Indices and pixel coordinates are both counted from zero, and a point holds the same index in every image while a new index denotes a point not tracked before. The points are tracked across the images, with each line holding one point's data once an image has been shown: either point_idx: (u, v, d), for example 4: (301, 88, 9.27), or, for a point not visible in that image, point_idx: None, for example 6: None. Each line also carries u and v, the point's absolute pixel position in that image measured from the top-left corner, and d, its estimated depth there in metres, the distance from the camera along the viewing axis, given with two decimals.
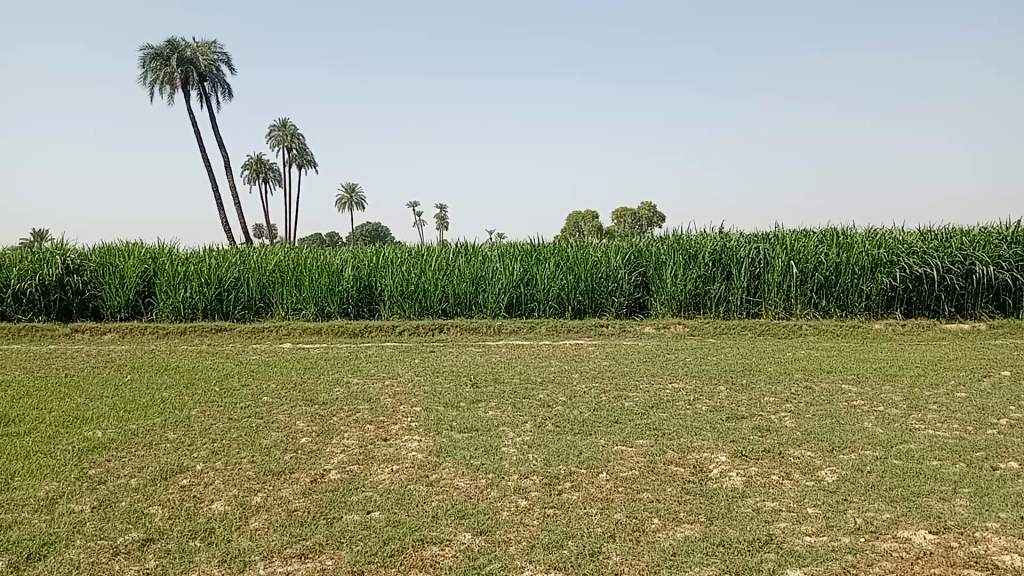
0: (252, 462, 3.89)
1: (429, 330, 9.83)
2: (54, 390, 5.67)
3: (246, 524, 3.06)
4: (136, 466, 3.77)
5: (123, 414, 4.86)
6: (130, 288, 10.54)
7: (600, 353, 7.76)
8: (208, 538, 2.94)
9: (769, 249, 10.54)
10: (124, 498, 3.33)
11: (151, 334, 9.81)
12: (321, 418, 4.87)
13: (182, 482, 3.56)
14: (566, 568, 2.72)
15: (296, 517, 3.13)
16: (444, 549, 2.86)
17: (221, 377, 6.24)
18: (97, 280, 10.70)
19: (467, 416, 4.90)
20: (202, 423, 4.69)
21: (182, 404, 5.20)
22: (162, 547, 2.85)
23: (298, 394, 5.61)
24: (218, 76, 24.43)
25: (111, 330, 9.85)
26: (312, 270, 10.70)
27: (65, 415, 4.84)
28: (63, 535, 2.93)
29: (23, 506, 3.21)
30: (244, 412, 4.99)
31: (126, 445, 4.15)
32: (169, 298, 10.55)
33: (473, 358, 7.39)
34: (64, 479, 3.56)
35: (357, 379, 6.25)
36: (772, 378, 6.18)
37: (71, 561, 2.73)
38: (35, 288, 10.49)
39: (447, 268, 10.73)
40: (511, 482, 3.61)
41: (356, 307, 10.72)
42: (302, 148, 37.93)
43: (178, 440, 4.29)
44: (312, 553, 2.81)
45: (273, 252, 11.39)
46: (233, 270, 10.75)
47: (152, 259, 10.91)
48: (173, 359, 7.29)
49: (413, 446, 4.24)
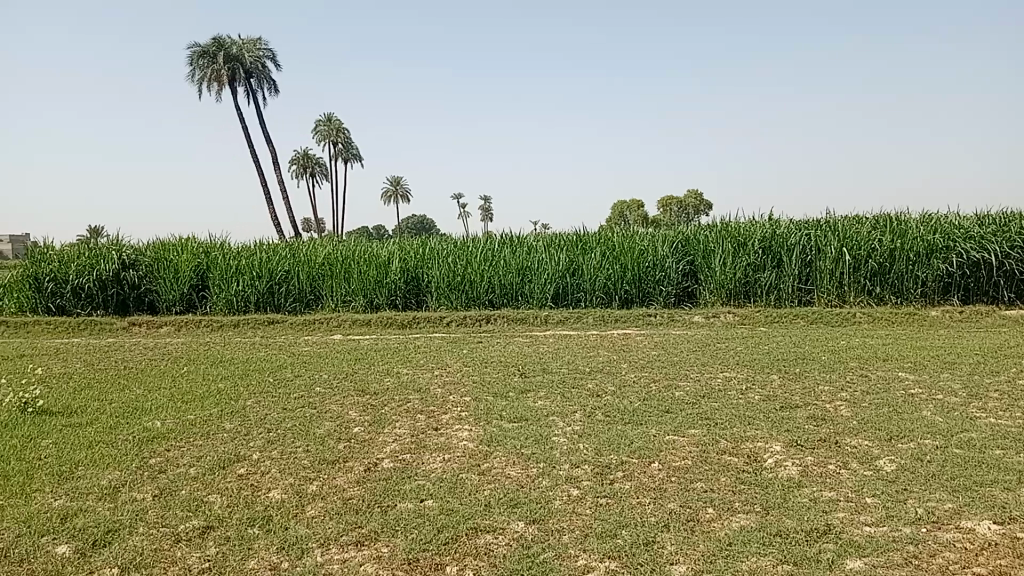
0: (307, 451, 3.95)
1: (476, 321, 9.86)
2: (115, 382, 5.81)
3: (303, 511, 3.11)
4: (195, 456, 3.86)
5: (182, 405, 4.97)
6: (185, 282, 10.78)
7: (650, 342, 7.70)
8: (266, 525, 2.98)
9: (819, 235, 10.35)
10: (184, 487, 3.41)
11: (206, 326, 10.00)
12: (373, 408, 4.92)
13: (240, 470, 3.63)
14: (621, 557, 2.70)
15: (351, 505, 3.17)
16: (497, 538, 2.86)
17: (275, 368, 6.34)
18: (152, 274, 10.95)
19: (517, 406, 4.90)
20: (257, 413, 4.77)
21: (238, 394, 5.30)
22: (222, 535, 2.89)
23: (350, 384, 5.67)
24: (264, 72, 24.69)
25: (167, 323, 10.07)
26: (360, 263, 10.81)
27: (126, 406, 4.97)
28: (127, 522, 2.99)
29: (88, 494, 3.30)
30: (298, 402, 5.07)
31: (185, 435, 4.24)
32: (222, 291, 10.76)
33: (521, 349, 7.40)
34: (127, 468, 3.65)
35: (406, 369, 6.30)
36: (825, 366, 6.07)
37: (133, 549, 2.77)
38: (93, 283, 10.75)
39: (492, 259, 10.76)
40: (562, 472, 3.60)
41: (404, 299, 10.81)
42: (348, 141, 38.29)
43: (235, 429, 4.37)
44: (368, 540, 2.84)
45: (322, 245, 11.53)
46: (283, 263, 10.92)
47: (206, 252, 11.11)
48: (228, 351, 7.43)
49: (463, 435, 4.26)
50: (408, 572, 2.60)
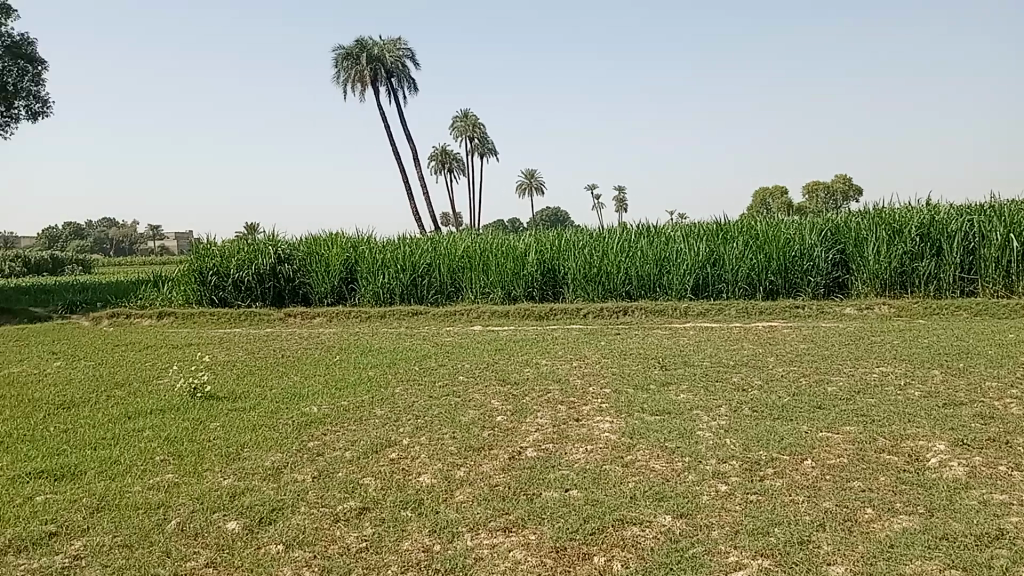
0: (453, 438, 4.05)
1: (615, 313, 9.81)
2: (274, 370, 6.16)
3: (452, 497, 3.20)
4: (349, 440, 4.04)
5: (335, 391, 5.22)
6: (335, 275, 11.29)
7: (797, 335, 7.42)
8: (418, 508, 3.08)
9: (984, 221, 9.65)
10: (340, 469, 3.57)
11: (354, 317, 10.42)
12: (515, 397, 4.99)
13: (391, 455, 3.77)
14: (775, 555, 2.63)
15: (498, 492, 3.23)
16: (644, 530, 2.85)
17: (420, 357, 6.54)
18: (305, 268, 11.52)
19: (659, 399, 4.85)
20: (405, 400, 4.94)
21: (386, 382, 5.51)
22: (377, 517, 2.99)
23: (492, 374, 5.78)
24: (404, 71, 25.40)
25: (319, 314, 10.56)
26: (499, 255, 10.98)
27: (285, 391, 5.26)
28: (290, 502, 3.14)
29: (254, 474, 3.49)
30: (443, 391, 5.22)
31: (339, 420, 4.45)
32: (369, 284, 11.20)
33: (662, 341, 7.31)
34: (287, 450, 3.86)
35: (546, 361, 6.35)
36: (993, 361, 5.67)
37: (296, 527, 2.88)
38: (252, 276, 11.40)
39: (631, 249, 10.67)
40: (709, 466, 3.53)
41: (542, 291, 10.90)
42: (484, 136, 38.90)
43: (385, 415, 4.54)
44: (516, 527, 2.88)
45: (462, 238, 11.78)
46: (425, 256, 11.24)
47: (353, 247, 11.58)
48: (376, 340, 7.73)
49: (606, 427, 4.25)
50: (556, 561, 2.61)
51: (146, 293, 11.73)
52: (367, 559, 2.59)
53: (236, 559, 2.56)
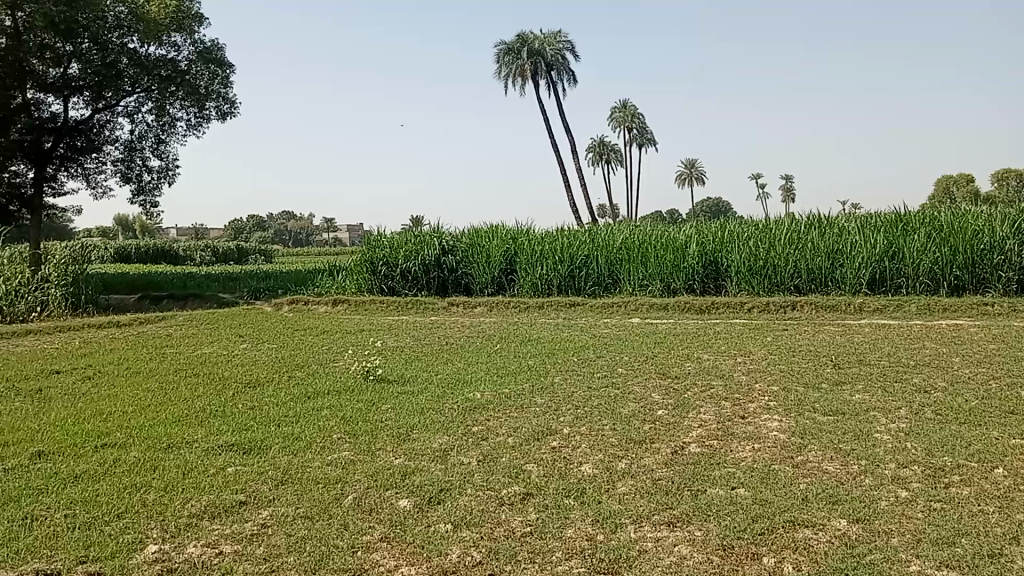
0: (614, 429, 4.04)
1: (781, 307, 9.45)
2: (439, 356, 6.37)
3: (615, 488, 3.19)
4: (512, 427, 4.11)
5: (497, 379, 5.33)
6: (496, 266, 11.52)
7: (986, 334, 6.87)
8: (581, 497, 3.09)
9: None
10: (504, 455, 3.64)
11: (514, 308, 10.59)
12: (676, 391, 4.92)
13: (553, 444, 3.81)
14: (963, 567, 2.46)
15: (661, 486, 3.19)
16: (817, 534, 2.74)
17: (579, 348, 6.57)
18: (467, 259, 11.81)
19: (831, 398, 4.63)
20: (565, 390, 4.98)
21: (546, 372, 5.57)
22: (541, 502, 3.02)
23: (653, 367, 5.71)
24: (564, 64, 25.30)
25: (480, 304, 10.80)
26: (659, 247, 10.84)
27: (449, 377, 5.43)
28: (457, 483, 3.22)
29: (422, 455, 3.62)
30: (603, 382, 5.21)
31: (502, 407, 4.54)
32: (529, 275, 11.34)
33: (832, 337, 6.97)
34: (453, 434, 3.98)
35: (709, 355, 6.21)
36: None
37: (464, 507, 2.95)
38: (417, 267, 11.80)
39: (799, 241, 10.27)
40: (887, 471, 3.34)
41: (703, 284, 10.67)
42: (643, 126, 38.44)
43: (546, 404, 4.59)
44: (681, 522, 2.84)
45: (621, 229, 11.69)
46: (584, 248, 11.25)
47: (514, 238, 11.75)
48: (536, 331, 7.83)
49: (773, 425, 4.11)
50: (724, 559, 2.56)
51: (320, 282, 12.42)
52: (532, 543, 2.63)
53: (408, 536, 2.67)
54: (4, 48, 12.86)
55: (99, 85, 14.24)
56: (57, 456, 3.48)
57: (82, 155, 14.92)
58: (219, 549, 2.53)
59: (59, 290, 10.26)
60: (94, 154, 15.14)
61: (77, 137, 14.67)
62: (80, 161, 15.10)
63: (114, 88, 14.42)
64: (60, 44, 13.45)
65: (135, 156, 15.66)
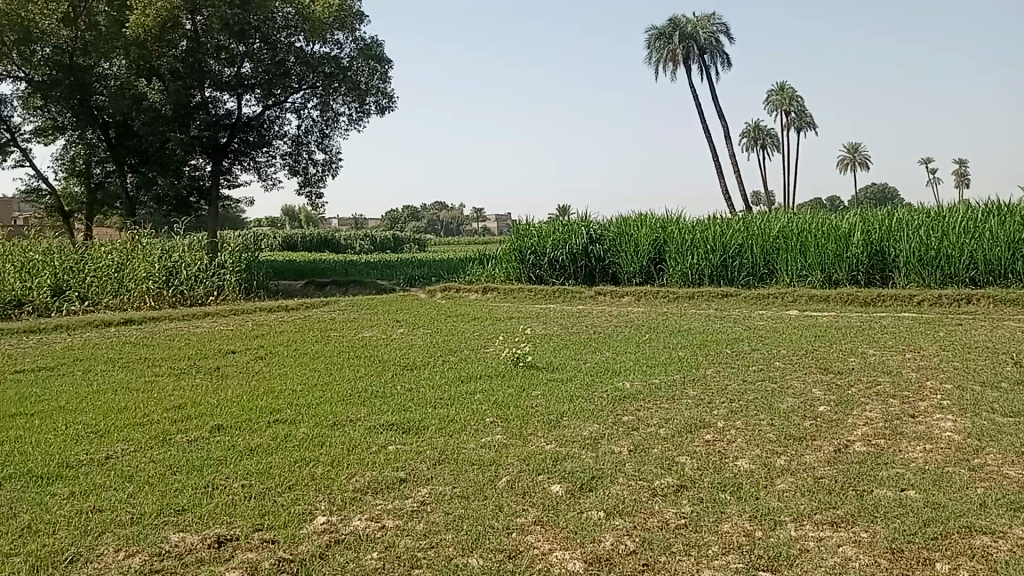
0: (771, 424, 3.91)
1: (954, 301, 8.83)
2: (588, 345, 6.37)
3: (772, 484, 3.09)
4: (664, 418, 4.06)
5: (647, 369, 5.28)
6: (644, 255, 11.38)
7: None
8: (737, 492, 3.01)
9: None
10: (656, 446, 3.59)
11: (663, 297, 10.43)
12: (838, 387, 4.69)
13: (707, 437, 3.73)
14: None
15: (823, 484, 3.06)
16: (997, 542, 2.54)
17: (732, 340, 6.39)
18: (615, 247, 11.72)
19: (1013, 398, 4.28)
20: (718, 382, 4.87)
21: (698, 363, 5.46)
22: (696, 495, 2.96)
23: (812, 361, 5.48)
24: (718, 47, 24.62)
25: (628, 293, 10.70)
26: (818, 236, 10.38)
27: (599, 366, 5.42)
28: (608, 471, 3.21)
29: (573, 441, 3.63)
30: (758, 375, 5.05)
31: (652, 397, 4.49)
32: (679, 264, 11.13)
33: (1014, 334, 6.44)
34: (604, 422, 3.97)
35: (872, 350, 5.89)
36: None
37: (616, 496, 2.94)
38: (566, 256, 11.82)
39: (976, 230, 9.57)
40: None
41: (866, 275, 10.14)
42: (802, 110, 36.83)
43: (698, 396, 4.50)
44: (845, 522, 2.71)
45: (777, 217, 11.27)
46: (737, 237, 10.93)
47: (663, 226, 11.56)
48: (686, 321, 7.68)
49: (947, 426, 3.85)
50: (892, 563, 2.43)
51: (471, 270, 12.67)
52: (687, 536, 2.59)
53: (562, 521, 2.69)
54: (186, 49, 14.13)
55: (270, 83, 15.17)
56: (234, 430, 3.75)
57: (255, 149, 15.93)
58: (381, 523, 2.64)
59: (234, 275, 11.01)
60: (265, 148, 16.12)
61: (250, 132, 15.68)
62: (253, 155, 16.13)
63: (283, 85, 15.29)
64: (235, 45, 14.53)
65: (301, 149, 16.56)
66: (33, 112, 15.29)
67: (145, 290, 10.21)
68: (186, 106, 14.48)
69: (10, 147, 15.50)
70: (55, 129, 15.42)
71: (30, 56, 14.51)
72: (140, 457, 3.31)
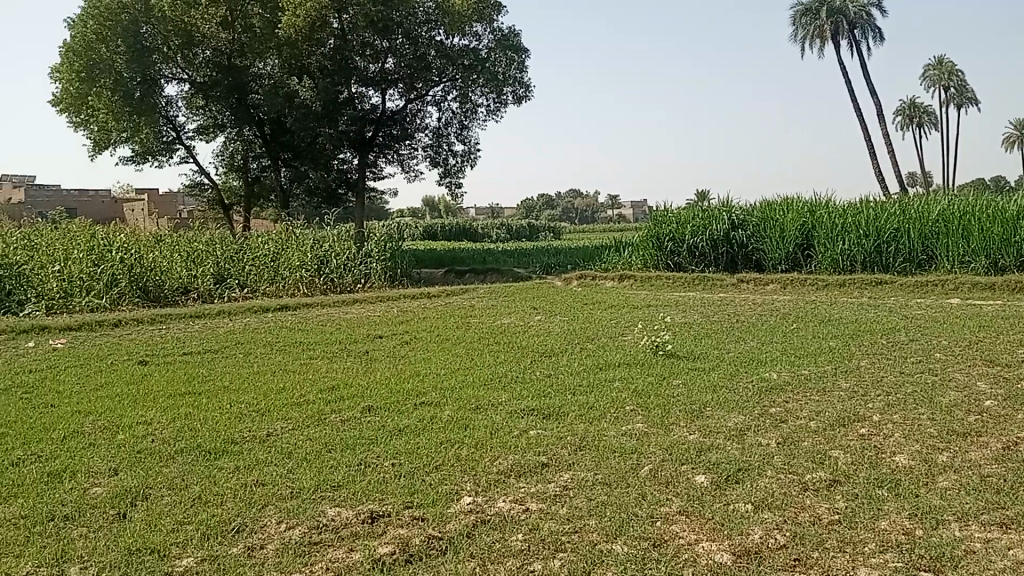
0: (932, 419, 3.68)
1: None
2: (731, 333, 6.21)
3: (934, 481, 2.91)
4: (814, 410, 3.90)
5: (795, 359, 5.09)
6: (790, 241, 10.96)
7: None
8: (894, 488, 2.86)
9: None
10: (806, 439, 3.46)
11: (810, 285, 10.03)
12: (1007, 381, 4.37)
13: (861, 431, 3.56)
14: None
15: (991, 483, 2.86)
16: None
17: (887, 330, 6.07)
18: (759, 234, 11.35)
19: None
20: (872, 374, 4.63)
21: (850, 354, 5.21)
22: (849, 490, 2.84)
23: (977, 353, 5.12)
24: (869, 20, 23.34)
25: (773, 281, 10.35)
26: (984, 219, 9.68)
27: (743, 355, 5.27)
28: (756, 463, 3.12)
29: (717, 432, 3.55)
30: (917, 367, 4.77)
31: (801, 388, 4.33)
32: (828, 250, 10.67)
33: None
34: (750, 413, 3.86)
35: None
36: None
37: (764, 488, 2.86)
38: (706, 242, 11.55)
39: None
40: None
41: None
42: (963, 84, 34.39)
43: (850, 388, 4.30)
44: (1016, 524, 2.52)
45: (936, 199, 10.59)
46: (892, 220, 10.37)
47: (810, 211, 11.10)
48: (836, 310, 7.35)
49: None
50: None
51: (609, 257, 12.60)
52: (841, 532, 2.48)
53: (707, 512, 2.64)
54: (333, 47, 14.79)
55: (412, 77, 15.61)
56: (383, 411, 3.89)
57: (398, 142, 16.33)
58: (525, 506, 2.68)
59: (380, 263, 11.57)
60: (407, 141, 16.48)
61: (393, 126, 16.10)
62: (397, 149, 16.49)
63: (424, 78, 15.68)
64: (379, 41, 15.04)
65: (441, 141, 16.92)
66: (196, 112, 16.31)
67: (298, 277, 10.84)
68: (334, 102, 15.12)
69: (176, 145, 16.66)
70: (216, 127, 16.42)
71: (193, 58, 15.49)
72: (297, 435, 3.49)
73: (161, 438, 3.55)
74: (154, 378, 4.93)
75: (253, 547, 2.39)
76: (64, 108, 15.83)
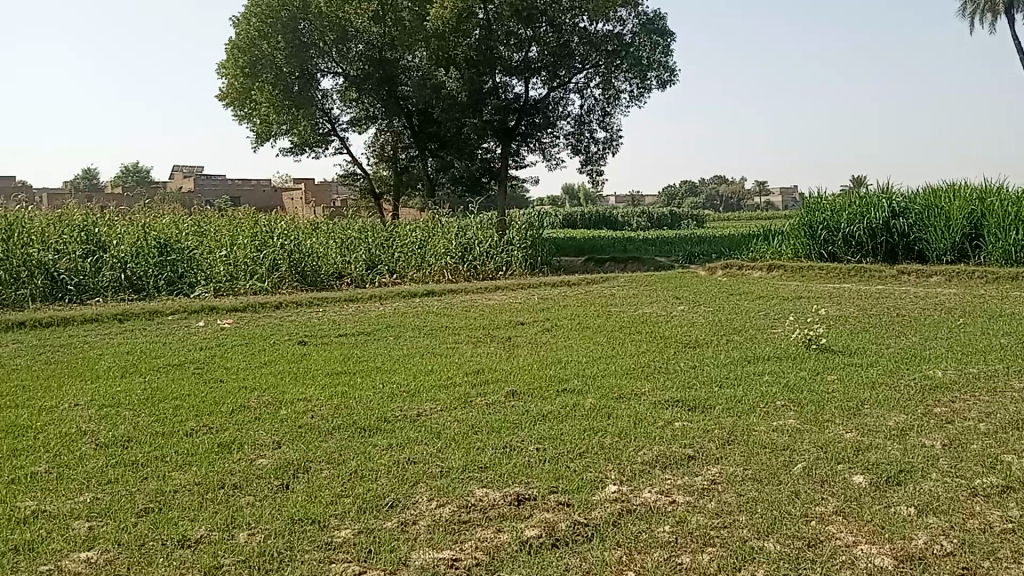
0: None
1: None
2: (891, 328, 5.89)
3: None
4: (985, 412, 3.64)
5: (963, 357, 4.77)
6: (957, 231, 10.27)
7: None
8: None
9: None
10: (976, 442, 3.24)
11: (980, 277, 9.37)
12: None
13: None
14: None
15: None
16: None
17: None
18: (921, 222, 10.69)
19: None
20: None
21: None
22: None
23: None
24: None
25: (937, 273, 9.73)
26: None
27: (904, 351, 4.99)
28: (919, 465, 2.95)
29: (877, 432, 3.38)
30: None
31: (970, 388, 4.05)
32: (1001, 240, 9.93)
33: None
34: (912, 413, 3.65)
35: None
36: None
37: (928, 492, 2.70)
38: (862, 231, 10.98)
39: None
40: None
41: None
42: None
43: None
44: None
45: None
46: None
47: (981, 198, 10.34)
48: (1010, 304, 6.83)
49: None
50: None
51: (757, 246, 12.23)
52: (1016, 542, 2.32)
53: (866, 514, 2.52)
54: (478, 38, 15.11)
55: (555, 65, 15.68)
56: (527, 397, 3.94)
57: (541, 131, 16.39)
58: (672, 497, 2.65)
59: (522, 251, 11.71)
60: (550, 129, 16.52)
61: (536, 114, 16.19)
62: (540, 137, 16.54)
63: (567, 65, 15.70)
64: (523, 30, 15.18)
65: (584, 129, 16.88)
66: (349, 104, 17.01)
67: (443, 265, 11.13)
68: (479, 91, 15.38)
69: (331, 136, 17.44)
70: (367, 119, 17.07)
71: (347, 53, 16.13)
72: (445, 417, 3.59)
73: (319, 414, 3.75)
74: (312, 357, 5.21)
75: (406, 522, 2.48)
76: (231, 103, 16.98)
